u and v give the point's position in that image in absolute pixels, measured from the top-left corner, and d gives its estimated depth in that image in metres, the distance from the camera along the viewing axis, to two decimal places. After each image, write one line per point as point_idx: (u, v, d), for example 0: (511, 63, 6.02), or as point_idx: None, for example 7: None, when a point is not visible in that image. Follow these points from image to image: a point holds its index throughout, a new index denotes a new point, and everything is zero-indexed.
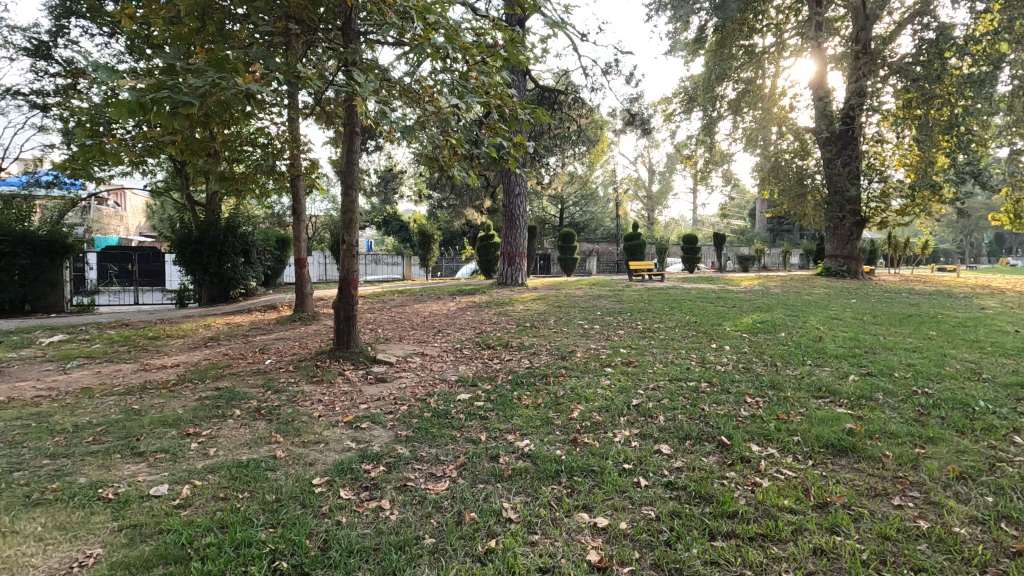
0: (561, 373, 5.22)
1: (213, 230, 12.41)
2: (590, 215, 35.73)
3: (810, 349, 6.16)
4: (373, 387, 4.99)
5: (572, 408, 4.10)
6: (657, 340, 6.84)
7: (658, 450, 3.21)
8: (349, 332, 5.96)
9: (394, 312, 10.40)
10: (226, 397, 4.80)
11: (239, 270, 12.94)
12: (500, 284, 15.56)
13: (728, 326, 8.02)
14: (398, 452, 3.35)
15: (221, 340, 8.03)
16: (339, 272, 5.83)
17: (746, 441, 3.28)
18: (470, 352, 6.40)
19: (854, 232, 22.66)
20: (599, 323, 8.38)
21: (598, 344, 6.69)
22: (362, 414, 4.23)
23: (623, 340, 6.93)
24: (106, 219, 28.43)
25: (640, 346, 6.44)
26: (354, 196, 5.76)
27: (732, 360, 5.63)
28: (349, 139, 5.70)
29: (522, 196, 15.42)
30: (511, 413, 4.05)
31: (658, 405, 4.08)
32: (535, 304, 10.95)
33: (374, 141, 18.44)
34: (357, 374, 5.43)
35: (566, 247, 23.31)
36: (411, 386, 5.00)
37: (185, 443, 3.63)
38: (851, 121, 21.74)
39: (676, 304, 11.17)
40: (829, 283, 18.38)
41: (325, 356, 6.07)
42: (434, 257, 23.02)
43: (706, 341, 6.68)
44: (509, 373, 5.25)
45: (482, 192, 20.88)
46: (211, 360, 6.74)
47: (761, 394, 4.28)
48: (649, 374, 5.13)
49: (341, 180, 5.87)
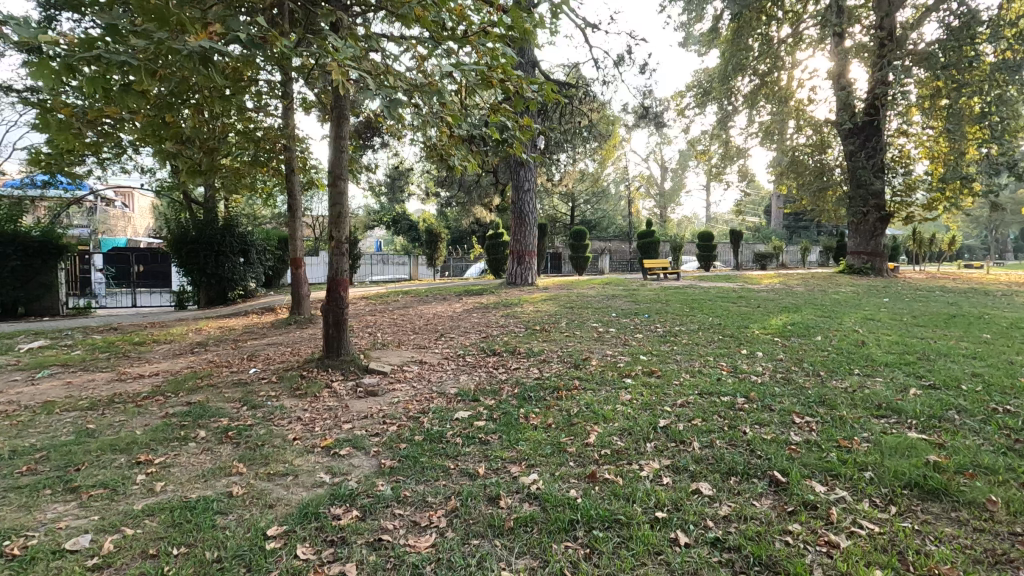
0: (575, 385, 4.59)
1: (211, 229, 11.93)
2: (602, 213, 35.06)
3: (854, 355, 5.49)
4: (362, 403, 4.41)
5: (589, 430, 3.48)
6: (680, 345, 6.21)
7: (696, 491, 2.60)
8: (339, 338, 5.39)
9: (397, 314, 9.84)
10: (195, 414, 4.23)
11: (239, 271, 12.45)
12: (509, 284, 14.96)
13: (756, 329, 7.33)
14: (379, 490, 2.76)
15: (209, 346, 7.50)
16: (328, 273, 5.27)
17: (807, 478, 2.66)
18: (473, 360, 5.78)
19: (878, 228, 21.75)
20: (614, 326, 7.74)
21: (615, 350, 6.06)
22: (344, 437, 3.63)
23: (642, 345, 6.30)
24: (112, 220, 28.17)
25: (661, 353, 5.81)
26: (344, 189, 5.19)
27: (768, 369, 4.99)
28: (337, 125, 5.11)
29: (531, 192, 14.80)
30: (516, 437, 3.44)
31: (690, 428, 3.45)
32: (545, 305, 10.32)
33: (380, 138, 17.92)
34: (346, 386, 4.85)
35: (578, 246, 22.65)
36: (405, 401, 4.41)
37: (131, 476, 3.08)
38: (874, 113, 20.88)
39: (696, 304, 10.49)
40: (855, 282, 17.51)
41: (314, 365, 5.49)
42: (441, 257, 22.47)
43: (735, 347, 6.04)
44: (515, 386, 4.63)
45: (491, 188, 20.31)
46: (193, 368, 6.20)
47: (812, 414, 3.64)
48: (676, 386, 4.48)
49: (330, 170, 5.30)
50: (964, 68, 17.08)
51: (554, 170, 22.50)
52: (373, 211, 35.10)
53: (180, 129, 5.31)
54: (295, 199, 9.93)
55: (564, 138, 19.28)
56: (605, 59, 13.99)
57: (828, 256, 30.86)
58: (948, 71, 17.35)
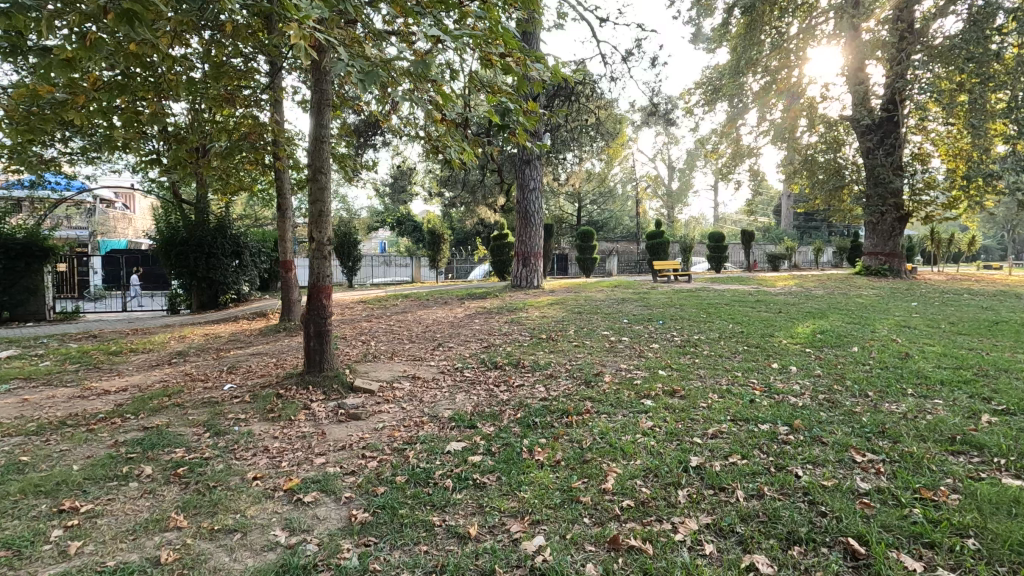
0: (587, 409, 3.99)
1: (203, 230, 11.44)
2: (609, 213, 34.45)
3: (903, 370, 4.86)
4: (343, 428, 3.84)
5: (606, 471, 2.88)
6: (702, 357, 5.60)
7: (750, 566, 2.01)
8: (322, 351, 4.81)
9: (393, 320, 9.28)
10: (149, 442, 3.67)
11: (231, 274, 11.98)
12: (514, 286, 14.37)
13: (784, 338, 6.70)
14: (343, 560, 2.18)
15: (189, 357, 6.94)
16: (308, 278, 4.69)
17: (893, 550, 2.06)
18: (472, 375, 5.19)
19: (896, 227, 21.02)
20: (627, 333, 7.15)
21: (630, 363, 5.46)
22: (314, 476, 3.05)
23: (661, 358, 5.69)
24: (115, 221, 27.71)
25: (683, 368, 5.19)
26: (326, 181, 4.61)
27: (807, 389, 4.37)
28: (317, 113, 4.55)
29: (537, 191, 14.20)
30: (518, 479, 2.84)
31: (732, 468, 2.85)
32: (552, 309, 9.73)
33: (381, 136, 17.36)
34: (326, 408, 4.27)
35: (586, 247, 22.09)
36: (391, 427, 3.84)
37: (44, 533, 2.51)
38: (893, 110, 20.19)
39: (713, 309, 9.86)
40: (874, 283, 16.87)
41: (294, 381, 4.92)
42: (445, 258, 21.91)
43: (764, 360, 5.42)
44: (519, 409, 4.03)
45: (496, 188, 19.77)
46: (166, 383, 5.65)
47: (874, 450, 3.04)
48: (705, 410, 3.88)
49: (309, 162, 4.70)
50: (986, 62, 16.39)
51: (561, 168, 21.93)
52: (376, 212, 34.66)
53: (140, 117, 4.75)
54: (285, 198, 9.41)
55: (570, 136, 18.76)
56: (614, 54, 13.35)
57: (842, 257, 30.08)
58: (971, 65, 16.64)
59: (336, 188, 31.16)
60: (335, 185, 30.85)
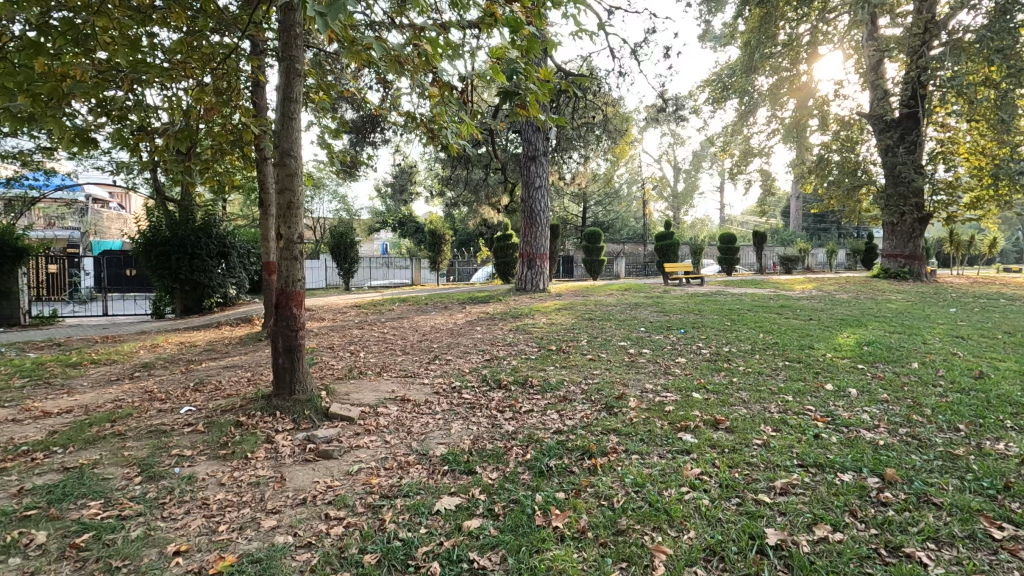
0: (613, 448, 3.21)
1: (187, 229, 10.70)
2: (614, 214, 33.65)
3: (989, 395, 4.05)
4: (310, 472, 3.07)
5: (651, 551, 2.12)
6: (740, 376, 4.81)
7: None
8: (292, 370, 4.04)
9: (387, 327, 8.50)
10: (60, 492, 2.89)
11: (217, 276, 11.24)
12: (519, 289, 13.59)
13: (827, 351, 5.90)
14: None
15: (155, 369, 6.19)
16: (276, 283, 3.91)
17: None
18: (472, 397, 4.41)
19: (917, 229, 20.15)
20: (647, 344, 6.36)
21: (656, 383, 4.67)
22: (258, 550, 2.29)
23: (691, 376, 4.89)
24: (108, 222, 27.04)
25: (721, 390, 4.40)
26: (297, 166, 3.85)
27: (882, 420, 3.57)
28: (286, 84, 3.79)
29: (542, 189, 13.42)
30: (532, 565, 2.07)
31: (826, 552, 2.08)
32: (561, 316, 8.94)
33: (379, 133, 16.61)
34: (294, 442, 3.50)
35: (592, 249, 21.38)
36: (370, 471, 3.07)
37: None
38: (914, 106, 19.34)
39: (736, 315, 9.07)
40: (897, 287, 16.04)
41: (260, 404, 4.15)
42: (446, 260, 21.02)
43: (815, 381, 4.62)
44: (529, 447, 3.24)
45: (500, 187, 19.00)
46: (118, 403, 4.88)
47: (1013, 519, 2.25)
48: (762, 450, 3.10)
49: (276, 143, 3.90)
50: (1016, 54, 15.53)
51: (567, 166, 21.20)
52: (377, 214, 33.94)
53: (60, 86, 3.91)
54: (268, 194, 8.64)
55: (577, 132, 18.08)
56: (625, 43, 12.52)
57: (856, 259, 29.25)
58: (1001, 58, 15.73)
59: (336, 188, 30.55)
60: (334, 185, 30.12)
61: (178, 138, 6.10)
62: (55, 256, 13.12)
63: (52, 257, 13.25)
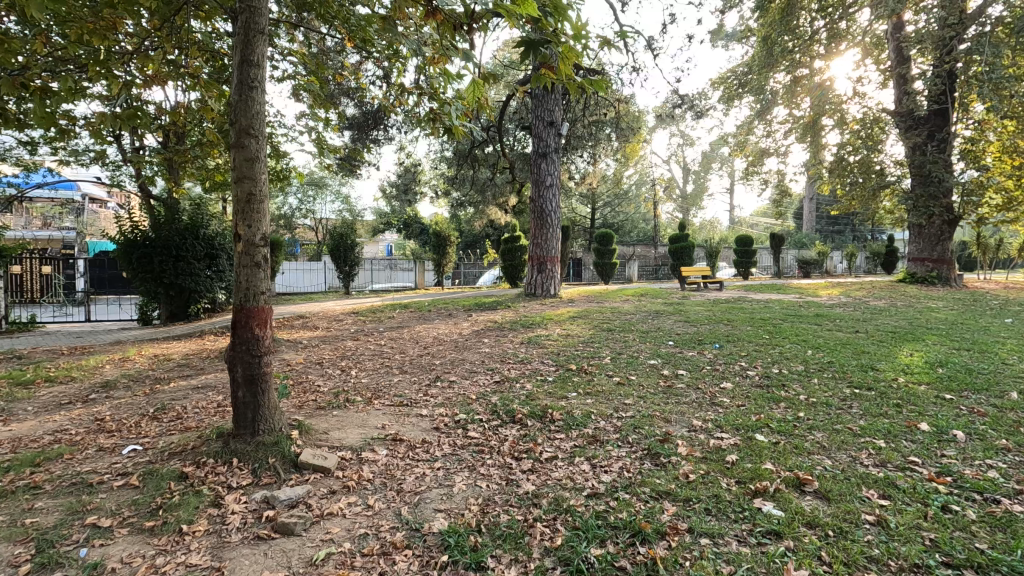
0: (674, 527, 2.36)
1: (173, 229, 9.93)
2: (623, 216, 32.77)
3: None
4: (260, 561, 2.25)
5: None
6: (808, 410, 3.95)
7: None
8: (254, 407, 3.22)
9: (385, 338, 7.68)
10: None
11: (204, 280, 10.49)
12: (528, 294, 12.73)
13: (896, 374, 5.02)
14: None
15: (116, 390, 5.39)
16: (233, 296, 3.09)
17: None
18: (479, 437, 3.58)
19: (945, 231, 19.19)
20: (682, 364, 5.49)
21: (705, 418, 3.81)
22: None
23: (745, 408, 4.02)
24: (105, 223, 26.34)
25: (789, 429, 3.53)
26: (257, 151, 3.03)
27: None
28: (245, 43, 2.96)
29: (554, 188, 12.58)
30: None
31: None
32: (576, 327, 8.07)
33: (380, 130, 15.84)
34: (248, 507, 2.68)
35: (604, 251, 20.51)
36: (342, 559, 2.24)
37: None
38: (944, 101, 18.47)
39: (770, 327, 8.18)
40: (931, 293, 15.05)
41: (214, 445, 3.32)
42: (450, 263, 20.20)
43: (905, 418, 3.75)
44: (556, 526, 2.41)
45: (507, 187, 18.19)
46: (55, 437, 4.06)
47: None
48: (881, 537, 2.25)
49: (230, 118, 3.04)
50: None
51: (576, 166, 20.40)
52: (380, 216, 33.14)
53: None
54: None
55: (586, 130, 17.27)
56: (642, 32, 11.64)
57: (876, 263, 28.21)
58: None
59: (339, 187, 29.88)
60: (336, 186, 29.32)
61: (124, 120, 5.34)
62: (51, 257, 12.68)
63: (48, 258, 12.81)
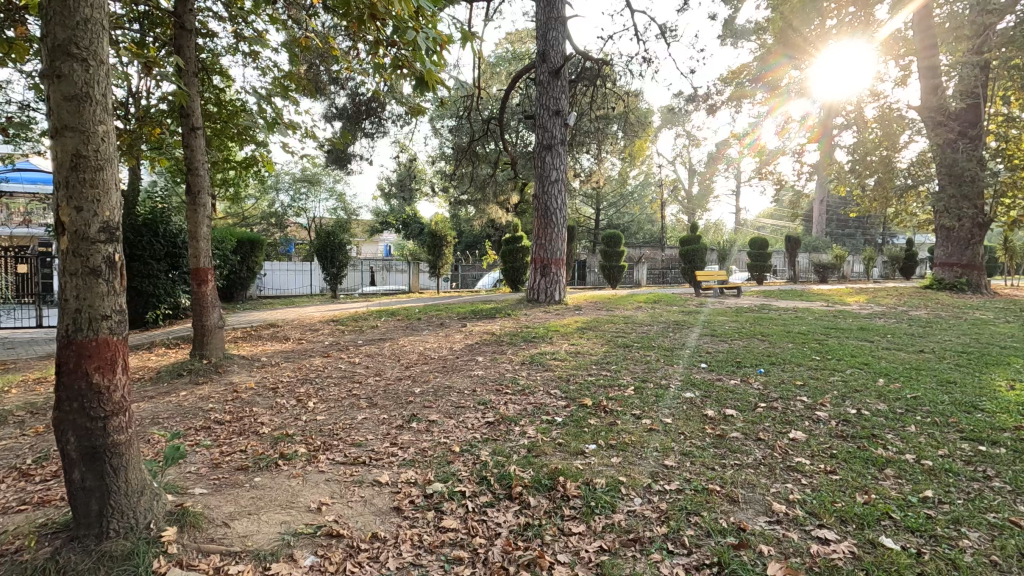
0: None
1: (127, 225, 8.74)
2: (629, 217, 31.58)
3: None
4: None
5: None
6: (934, 483, 2.76)
7: None
8: (97, 495, 2.04)
9: (361, 354, 6.49)
10: None
11: (165, 283, 9.29)
12: (530, 300, 11.54)
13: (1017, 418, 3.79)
14: None
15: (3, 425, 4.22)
16: (57, 322, 1.90)
17: None
18: (453, 533, 2.40)
19: (976, 235, 17.88)
20: (727, 398, 4.29)
21: (788, 497, 2.62)
22: None
23: (839, 478, 2.83)
24: None
25: (926, 526, 2.34)
26: (89, 86, 1.84)
27: None
28: None
29: (560, 183, 11.40)
30: None
31: None
32: (588, 343, 6.85)
33: (370, 123, 14.66)
34: None
35: (611, 254, 19.30)
36: None
37: None
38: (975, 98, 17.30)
39: (815, 343, 6.96)
40: (970, 301, 13.77)
41: (43, 547, 2.13)
42: (447, 265, 18.98)
43: None
44: None
45: (507, 184, 16.91)
46: None
47: None
48: None
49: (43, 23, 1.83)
50: None
51: (580, 165, 19.21)
52: (378, 216, 31.96)
53: None
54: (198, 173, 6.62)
55: (593, 125, 16.12)
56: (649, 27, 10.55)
57: (893, 267, 26.98)
58: None
59: (334, 184, 28.74)
60: (332, 185, 28.16)
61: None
62: (18, 256, 11.69)
63: (15, 258, 11.83)
